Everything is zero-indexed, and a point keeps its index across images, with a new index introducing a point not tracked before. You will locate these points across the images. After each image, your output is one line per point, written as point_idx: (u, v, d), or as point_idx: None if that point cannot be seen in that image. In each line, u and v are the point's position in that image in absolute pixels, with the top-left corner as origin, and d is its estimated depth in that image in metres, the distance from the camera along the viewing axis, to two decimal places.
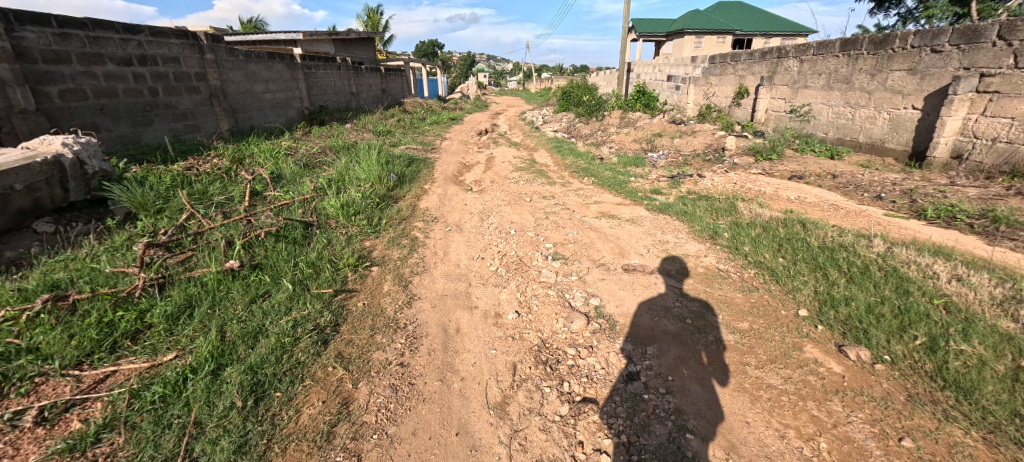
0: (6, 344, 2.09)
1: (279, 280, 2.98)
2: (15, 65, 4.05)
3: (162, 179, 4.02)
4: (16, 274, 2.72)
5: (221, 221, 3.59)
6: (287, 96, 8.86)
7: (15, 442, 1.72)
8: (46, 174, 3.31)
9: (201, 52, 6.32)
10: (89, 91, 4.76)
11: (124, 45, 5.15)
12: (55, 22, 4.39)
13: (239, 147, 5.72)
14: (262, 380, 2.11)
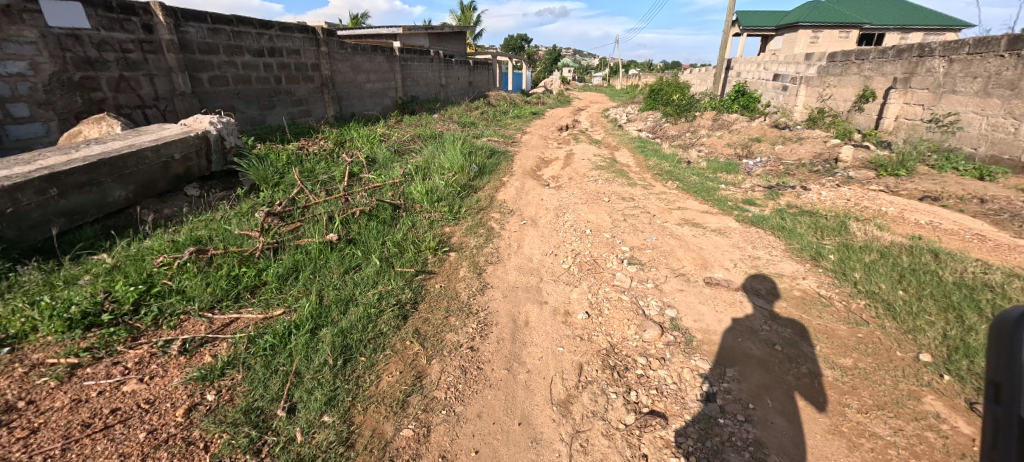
0: (161, 285, 2.54)
1: (369, 255, 3.26)
2: (179, 55, 4.85)
3: (280, 157, 4.58)
4: (170, 228, 3.29)
5: (325, 198, 3.99)
6: (385, 86, 9.55)
7: (165, 366, 2.08)
8: (196, 147, 3.95)
9: (317, 45, 7.08)
10: (230, 78, 5.55)
11: (259, 38, 5.92)
12: (211, 18, 5.17)
13: (342, 132, 6.28)
14: (351, 343, 2.33)
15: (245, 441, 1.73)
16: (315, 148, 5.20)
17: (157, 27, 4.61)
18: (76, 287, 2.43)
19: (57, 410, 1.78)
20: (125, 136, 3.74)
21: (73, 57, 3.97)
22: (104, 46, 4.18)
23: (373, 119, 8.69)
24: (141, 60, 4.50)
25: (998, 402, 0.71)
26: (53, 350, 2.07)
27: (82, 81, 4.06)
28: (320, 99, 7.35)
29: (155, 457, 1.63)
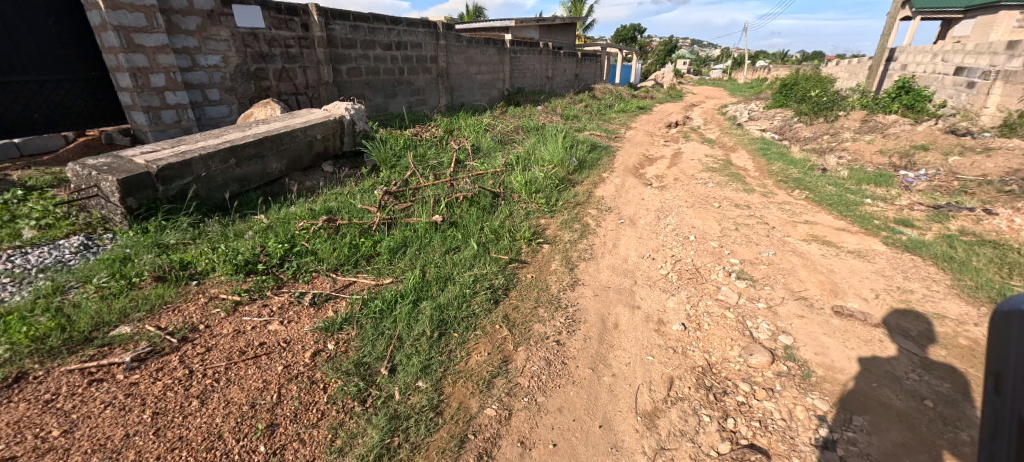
0: (300, 246, 2.97)
1: (468, 239, 3.43)
2: (327, 49, 5.57)
3: (398, 141, 5.02)
4: (309, 198, 3.82)
5: (433, 181, 4.27)
6: (494, 77, 9.87)
7: (299, 314, 2.44)
8: (334, 130, 4.50)
9: (437, 39, 7.57)
10: (363, 69, 6.20)
11: (389, 33, 6.51)
12: (353, 16, 5.82)
13: (454, 121, 6.66)
14: (446, 319, 2.50)
15: (354, 390, 1.96)
16: (429, 135, 5.60)
17: (312, 25, 5.34)
18: (240, 241, 2.96)
19: (224, 336, 2.19)
20: (282, 118, 4.41)
21: (251, 52, 4.78)
22: (273, 42, 4.95)
23: (482, 109, 9.07)
24: (299, 54, 5.25)
25: (999, 395, 0.47)
26: (223, 288, 2.55)
27: (256, 72, 4.89)
28: (435, 89, 7.86)
29: (288, 388, 1.93)
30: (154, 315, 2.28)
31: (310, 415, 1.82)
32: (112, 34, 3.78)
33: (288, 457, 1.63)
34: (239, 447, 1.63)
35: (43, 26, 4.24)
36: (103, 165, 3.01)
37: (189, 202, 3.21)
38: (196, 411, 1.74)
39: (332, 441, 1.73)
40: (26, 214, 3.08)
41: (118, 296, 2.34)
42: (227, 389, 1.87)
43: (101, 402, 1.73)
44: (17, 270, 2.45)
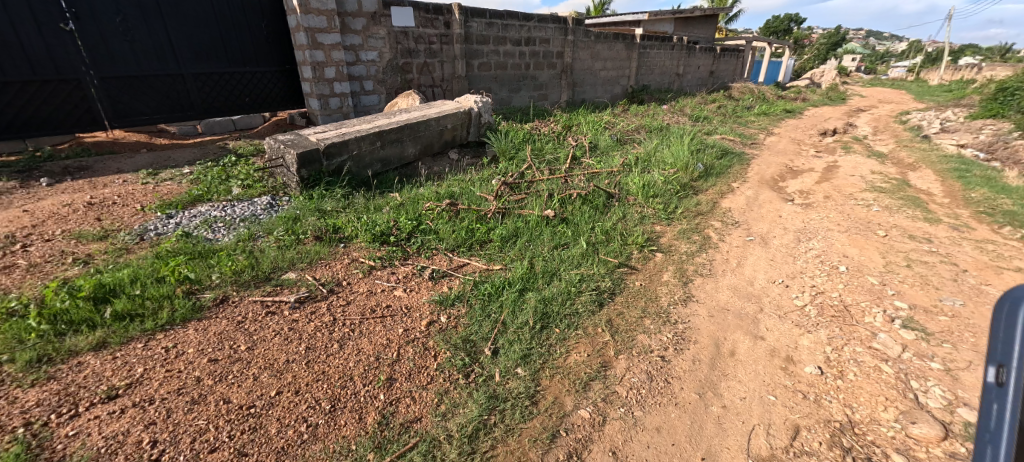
0: (425, 225, 3.28)
1: (578, 237, 3.41)
2: (463, 45, 5.99)
3: (519, 134, 5.20)
4: (436, 182, 4.18)
5: (548, 176, 4.33)
6: (619, 73, 9.62)
7: (419, 285, 2.71)
8: (462, 122, 4.83)
9: (565, 34, 7.64)
10: (493, 64, 6.55)
11: (519, 29, 6.75)
12: (489, 13, 6.16)
13: (573, 117, 6.65)
14: (550, 313, 2.53)
15: (460, 363, 2.11)
16: (548, 130, 5.67)
17: (453, 23, 5.79)
18: (379, 214, 3.38)
19: (361, 294, 2.55)
20: (420, 108, 4.87)
21: (402, 48, 5.40)
22: (419, 39, 5.51)
23: (604, 107, 8.88)
24: (439, 50, 5.75)
25: (999, 385, 0.67)
26: (363, 253, 2.95)
27: (403, 66, 5.51)
28: (558, 85, 7.93)
29: (406, 349, 2.16)
30: (312, 267, 2.74)
31: (421, 377, 2.01)
32: (304, 34, 4.66)
33: (401, 410, 1.84)
34: (364, 391, 1.88)
35: (257, 27, 5.59)
36: (287, 141, 3.71)
37: (344, 177, 3.79)
38: (336, 353, 2.06)
39: (438, 405, 1.90)
40: (236, 176, 3.95)
41: (290, 247, 2.87)
42: (359, 340, 2.18)
43: (273, 330, 2.16)
44: (227, 218, 3.16)
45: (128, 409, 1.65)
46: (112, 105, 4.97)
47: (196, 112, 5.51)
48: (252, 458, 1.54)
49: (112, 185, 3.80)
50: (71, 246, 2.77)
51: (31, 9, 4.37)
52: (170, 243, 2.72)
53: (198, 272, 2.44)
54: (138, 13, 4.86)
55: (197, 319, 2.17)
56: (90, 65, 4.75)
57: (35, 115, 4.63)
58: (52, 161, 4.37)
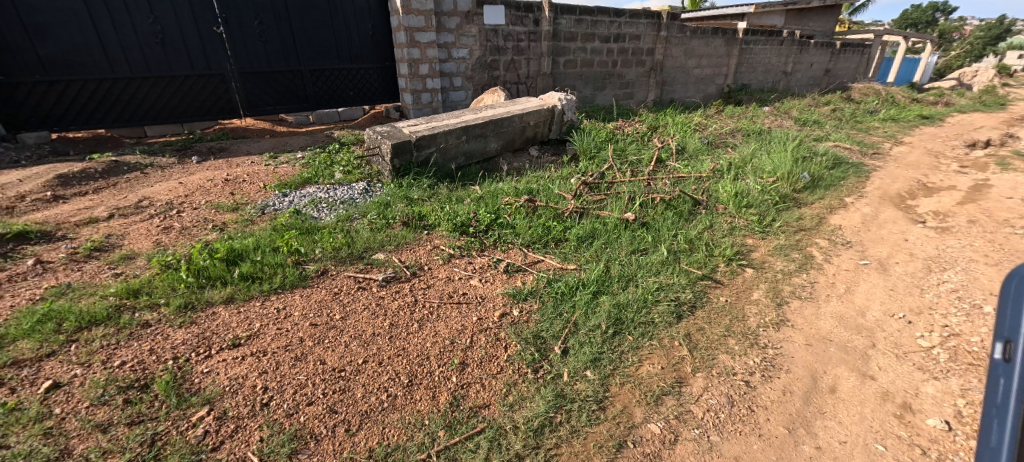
0: (503, 218, 3.35)
1: (658, 243, 3.24)
2: (551, 42, 6.51)
3: (602, 133, 5.09)
4: (516, 177, 4.25)
5: (630, 178, 4.16)
6: (714, 71, 9.12)
7: (494, 277, 2.78)
8: (545, 119, 4.86)
9: (657, 30, 7.71)
10: (579, 61, 6.99)
11: (609, 26, 7.05)
12: (579, 10, 6.58)
13: (661, 117, 6.35)
14: (625, 318, 2.46)
15: (530, 358, 2.14)
16: (634, 131, 5.47)
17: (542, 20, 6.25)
18: (460, 205, 3.53)
19: (440, 279, 2.68)
20: (505, 105, 4.98)
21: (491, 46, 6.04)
22: (508, 37, 6.14)
23: (695, 107, 8.40)
24: (526, 47, 6.27)
25: (1006, 360, 0.84)
26: (444, 241, 3.10)
27: (491, 62, 6.14)
28: (645, 83, 8.06)
29: (478, 337, 2.24)
30: (398, 250, 2.94)
31: (492, 366, 2.07)
32: (404, 33, 5.51)
33: (471, 394, 1.91)
34: (438, 372, 1.98)
35: (364, 28, 6.12)
36: (384, 132, 4.01)
37: (430, 168, 4.02)
38: (415, 332, 2.20)
39: (506, 395, 1.93)
40: (339, 162, 4.35)
41: (380, 230, 3.11)
42: (436, 323, 2.30)
43: (363, 304, 2.36)
44: (330, 200, 3.49)
45: (247, 356, 1.91)
46: (246, 97, 5.76)
47: (310, 104, 6.23)
48: (340, 416, 1.70)
49: (243, 165, 4.41)
50: (210, 215, 3.27)
51: (193, 13, 5.18)
52: (285, 218, 3.09)
53: (305, 246, 2.75)
54: (270, 16, 5.56)
55: (302, 287, 2.45)
56: (232, 62, 5.53)
57: (190, 104, 5.52)
58: (201, 142, 5.21)
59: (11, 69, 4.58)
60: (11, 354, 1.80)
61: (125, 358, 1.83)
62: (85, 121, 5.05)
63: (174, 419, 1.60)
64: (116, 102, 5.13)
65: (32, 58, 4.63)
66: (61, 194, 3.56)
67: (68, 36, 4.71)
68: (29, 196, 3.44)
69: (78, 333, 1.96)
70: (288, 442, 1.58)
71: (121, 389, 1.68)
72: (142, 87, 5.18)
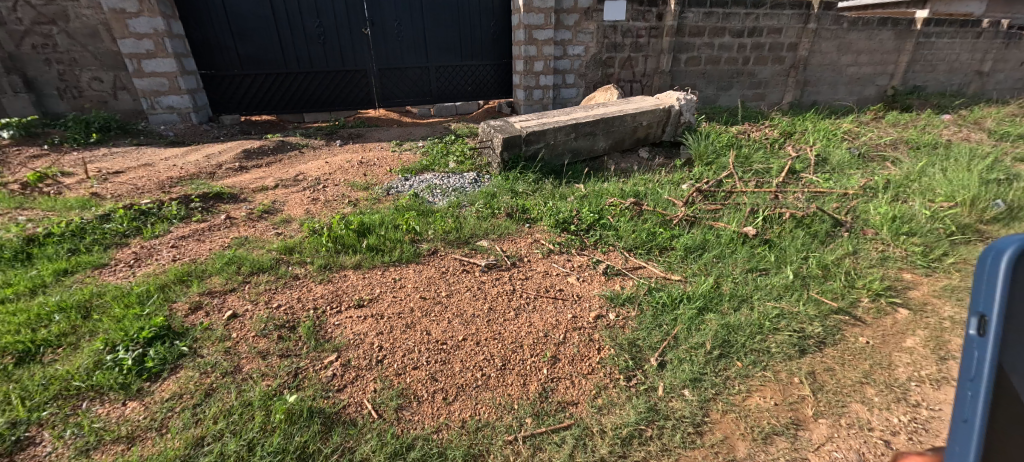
0: (605, 219, 3.27)
1: (782, 265, 2.86)
2: (673, 38, 6.30)
3: (723, 138, 4.66)
4: (623, 178, 4.12)
5: (753, 188, 3.74)
6: (875, 70, 7.80)
7: (592, 277, 2.73)
8: (659, 120, 4.64)
9: (806, 22, 6.79)
10: (704, 58, 6.66)
11: (745, 19, 6.48)
12: (710, 3, 6.17)
13: (800, 122, 5.58)
14: (734, 342, 2.23)
15: (623, 364, 2.06)
16: (764, 136, 4.89)
17: (667, 14, 6.15)
18: (564, 202, 3.54)
19: (538, 272, 2.72)
20: (618, 103, 4.85)
21: (607, 43, 6.23)
22: (627, 33, 6.22)
23: (846, 112, 7.24)
24: (646, 43, 6.32)
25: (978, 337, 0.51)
26: (545, 236, 3.14)
27: (606, 60, 6.35)
28: (783, 83, 7.26)
29: (572, 334, 2.23)
30: (500, 238, 3.07)
31: (583, 365, 2.05)
32: (524, 31, 5.95)
33: (560, 389, 1.91)
34: (530, 361, 2.03)
35: (487, 27, 6.47)
36: (497, 126, 4.20)
37: (537, 163, 4.10)
38: (511, 319, 2.28)
39: (595, 397, 1.90)
40: (454, 153, 4.65)
41: (486, 219, 3.25)
42: (531, 314, 2.34)
43: (466, 285, 2.51)
44: (443, 187, 3.76)
45: (368, 317, 2.17)
46: (382, 90, 6.45)
47: (432, 97, 6.74)
48: (439, 384, 1.85)
49: (374, 150, 4.96)
50: (347, 191, 3.75)
51: (348, 16, 5.92)
52: (405, 200, 3.41)
53: (420, 226, 3.01)
54: (408, 18, 6.13)
55: (416, 262, 2.69)
56: (373, 59, 6.23)
57: (339, 95, 6.37)
58: (343, 128, 5.97)
59: (219, 65, 5.76)
60: (207, 286, 2.30)
61: (280, 302, 2.21)
62: (265, 107, 6.16)
63: (311, 359, 1.89)
64: (286, 92, 6.15)
65: (233, 55, 5.76)
66: (244, 165, 4.39)
67: (259, 37, 5.74)
68: (223, 165, 4.31)
69: (250, 276, 2.42)
70: (395, 398, 1.76)
71: (277, 326, 2.04)
72: (307, 79, 6.13)
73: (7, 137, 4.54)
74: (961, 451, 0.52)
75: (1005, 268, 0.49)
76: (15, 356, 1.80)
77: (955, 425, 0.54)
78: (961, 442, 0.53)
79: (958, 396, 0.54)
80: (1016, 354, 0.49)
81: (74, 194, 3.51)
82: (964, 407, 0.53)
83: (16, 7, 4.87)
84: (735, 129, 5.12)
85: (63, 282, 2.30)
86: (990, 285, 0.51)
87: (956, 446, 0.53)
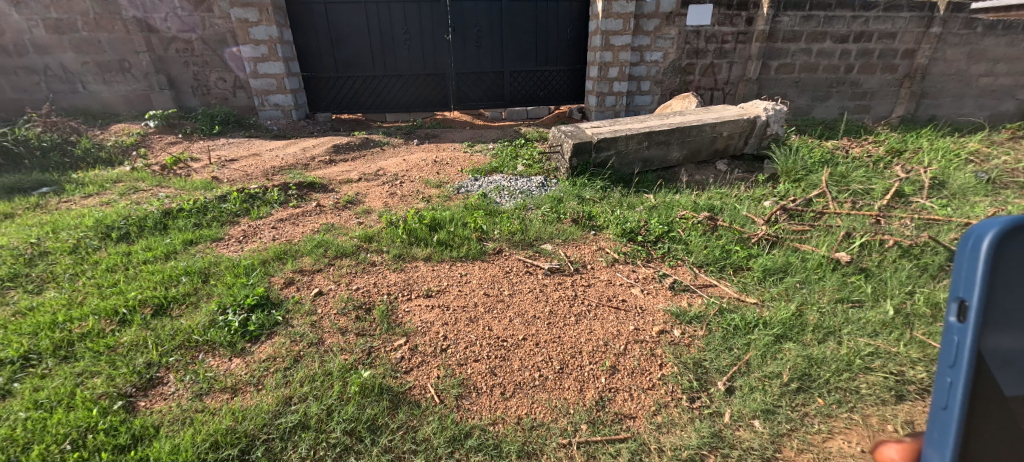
0: (675, 232, 3.13)
1: (881, 298, 2.54)
2: (764, 44, 5.92)
3: (816, 153, 4.26)
4: (697, 191, 3.92)
5: (850, 210, 3.37)
6: (1017, 81, 6.66)
7: (658, 290, 2.63)
8: (741, 131, 4.37)
9: (927, 26, 6.05)
10: (799, 65, 6.15)
11: (851, 22, 5.92)
12: (809, 6, 5.75)
13: (913, 139, 4.93)
14: (815, 376, 2.02)
15: (687, 384, 1.96)
16: (866, 153, 4.39)
17: (758, 19, 5.80)
18: (632, 211, 3.44)
19: (601, 281, 2.68)
20: (698, 112, 4.64)
21: (689, 49, 5.99)
22: (712, 38, 5.93)
23: (975, 129, 6.26)
24: (732, 49, 5.99)
25: (956, 320, 0.64)
26: (611, 244, 3.07)
27: (685, 66, 6.10)
28: (894, 94, 6.48)
29: (633, 346, 2.16)
30: (565, 243, 3.06)
31: (643, 379, 1.98)
32: (601, 36, 5.89)
33: (617, 400, 1.86)
34: (588, 369, 2.00)
35: (564, 32, 6.52)
36: (568, 132, 4.19)
37: (606, 170, 4.03)
38: (572, 324, 2.26)
39: (655, 414, 1.82)
40: (523, 156, 4.72)
41: (552, 223, 3.26)
42: (592, 321, 2.31)
43: (529, 287, 2.54)
44: (511, 189, 3.83)
45: (436, 306, 2.28)
46: (458, 93, 6.72)
47: (505, 101, 6.88)
48: (497, 379, 1.89)
49: (448, 150, 5.17)
50: (421, 188, 3.95)
51: (434, 23, 6.25)
52: (475, 199, 3.53)
53: (488, 225, 3.09)
54: (487, 24, 6.33)
55: (482, 260, 2.76)
56: (453, 64, 6.51)
57: (420, 97, 6.73)
58: (420, 128, 6.29)
59: (317, 68, 6.34)
60: (299, 264, 2.55)
61: (358, 285, 2.40)
62: (354, 107, 6.68)
63: (383, 340, 2.02)
64: (373, 93, 6.61)
65: (329, 59, 6.31)
66: (333, 159, 4.79)
67: (355, 43, 6.24)
68: (316, 157, 4.74)
69: (335, 259, 2.64)
70: (456, 386, 1.82)
71: (355, 307, 2.21)
72: (393, 81, 6.55)
73: (153, 126, 5.39)
74: (941, 434, 0.67)
75: (986, 255, 0.61)
76: (153, 308, 2.14)
77: (937, 411, 0.68)
78: (942, 424, 0.67)
79: (940, 384, 0.67)
80: (989, 336, 0.62)
81: (200, 176, 4.07)
82: (944, 387, 0.66)
83: (167, 17, 5.73)
84: (830, 145, 4.66)
85: (189, 250, 2.68)
86: (970, 273, 0.63)
87: (936, 430, 0.67)
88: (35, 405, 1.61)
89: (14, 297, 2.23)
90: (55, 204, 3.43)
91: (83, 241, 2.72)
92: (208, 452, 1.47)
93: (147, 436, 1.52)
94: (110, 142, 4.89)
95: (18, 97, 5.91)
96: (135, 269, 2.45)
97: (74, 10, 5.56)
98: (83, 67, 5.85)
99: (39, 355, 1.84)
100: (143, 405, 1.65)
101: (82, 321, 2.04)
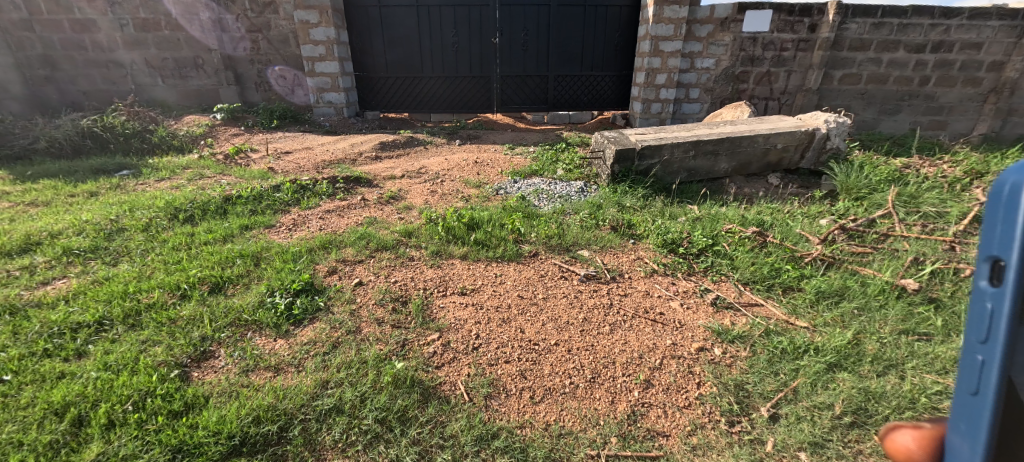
0: (720, 246, 3.00)
1: (954, 333, 2.30)
2: (827, 52, 5.59)
3: (882, 170, 3.97)
4: (745, 204, 3.75)
5: (919, 234, 3.10)
6: None
7: (698, 306, 2.53)
8: (798, 143, 4.14)
9: (1018, 36, 5.51)
10: (865, 76, 5.77)
11: (929, 31, 5.49)
12: (881, 12, 5.38)
13: (999, 159, 4.47)
14: (873, 411, 1.85)
15: (726, 407, 1.87)
16: (941, 173, 4.01)
17: (822, 25, 5.49)
18: (674, 221, 3.34)
19: (638, 291, 2.61)
20: (750, 122, 4.45)
21: (743, 56, 5.75)
22: (769, 45, 5.67)
23: None
24: (791, 57, 5.71)
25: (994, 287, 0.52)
26: (650, 255, 2.99)
27: (739, 74, 5.86)
28: (975, 110, 5.94)
29: (670, 362, 2.09)
30: (602, 250, 3.01)
31: (679, 397, 1.91)
32: (650, 42, 5.75)
33: (650, 417, 1.80)
34: (622, 380, 1.95)
35: (612, 37, 6.43)
36: (612, 138, 4.13)
37: (649, 178, 3.93)
38: (606, 334, 2.22)
39: (689, 434, 1.75)
40: (564, 160, 4.69)
41: (590, 229, 3.21)
42: (627, 332, 2.26)
43: (563, 292, 2.51)
44: (550, 192, 3.81)
45: (470, 304, 2.31)
46: (502, 96, 6.77)
47: (548, 105, 6.87)
48: (527, 382, 1.88)
49: (489, 152, 5.24)
50: (461, 187, 4.01)
51: (482, 26, 6.34)
52: (513, 202, 3.54)
53: (525, 228, 3.09)
54: (535, 28, 6.36)
55: (517, 262, 2.77)
56: (499, 66, 6.57)
57: (464, 98, 6.83)
58: (464, 129, 6.39)
59: (370, 68, 6.60)
60: (342, 254, 2.66)
61: (396, 278, 2.46)
62: (401, 106, 6.88)
63: (417, 334, 2.07)
64: (420, 94, 6.78)
65: (381, 60, 6.54)
66: (379, 155, 4.96)
67: (406, 44, 6.43)
68: (364, 154, 4.92)
69: (375, 252, 2.73)
70: (485, 386, 1.83)
71: (392, 299, 2.28)
72: (439, 82, 6.70)
73: (219, 118, 5.80)
74: (970, 426, 0.57)
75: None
76: (210, 286, 2.29)
77: (969, 397, 0.57)
78: (973, 413, 0.56)
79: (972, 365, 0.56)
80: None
81: (257, 166, 4.33)
82: (974, 370, 0.55)
83: (237, 18, 6.15)
84: (899, 162, 4.32)
85: (244, 234, 2.86)
86: (1007, 230, 0.49)
87: (964, 420, 0.58)
88: (106, 366, 1.76)
89: (94, 267, 2.46)
90: (132, 185, 3.75)
91: (154, 220, 2.96)
92: (251, 425, 1.56)
93: (198, 404, 1.63)
94: (182, 131, 5.30)
95: (108, 88, 6.52)
96: (197, 249, 2.63)
97: (158, 10, 6.08)
98: (163, 63, 6.37)
99: (110, 322, 2.02)
100: (195, 375, 1.77)
101: (149, 292, 2.22)
